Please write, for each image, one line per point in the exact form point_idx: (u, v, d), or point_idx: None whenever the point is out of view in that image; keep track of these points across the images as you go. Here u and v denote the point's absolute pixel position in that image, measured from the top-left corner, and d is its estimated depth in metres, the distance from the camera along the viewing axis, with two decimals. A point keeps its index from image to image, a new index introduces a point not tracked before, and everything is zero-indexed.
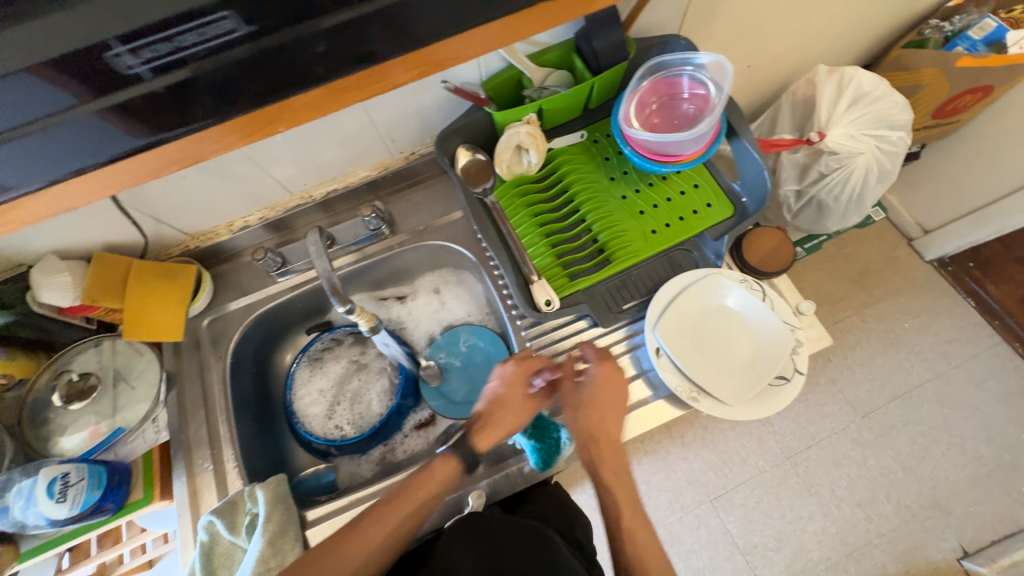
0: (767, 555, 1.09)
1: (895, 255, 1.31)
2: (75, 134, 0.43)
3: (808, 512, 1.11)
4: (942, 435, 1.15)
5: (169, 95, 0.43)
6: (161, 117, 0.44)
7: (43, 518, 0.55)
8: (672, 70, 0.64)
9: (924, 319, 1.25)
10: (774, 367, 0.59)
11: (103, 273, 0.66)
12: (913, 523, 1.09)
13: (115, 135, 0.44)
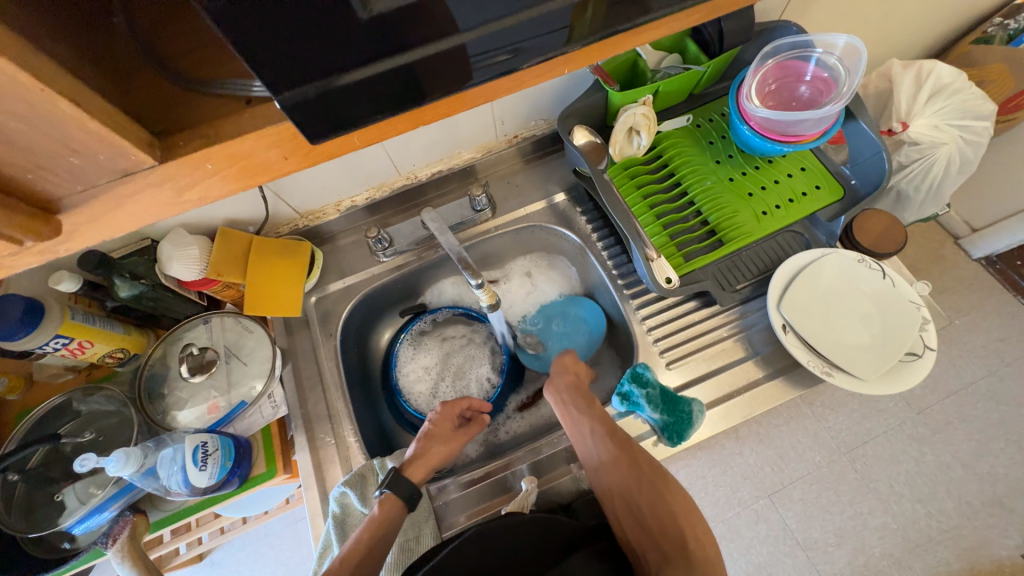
0: (828, 551, 0.95)
1: (940, 253, 1.21)
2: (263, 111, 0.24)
3: (869, 507, 0.97)
4: (1001, 431, 1.01)
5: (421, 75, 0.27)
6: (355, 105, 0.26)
7: (186, 485, 0.56)
8: (791, 54, 0.66)
9: (974, 317, 1.12)
10: (905, 343, 0.60)
11: (225, 247, 0.66)
12: (976, 520, 0.96)
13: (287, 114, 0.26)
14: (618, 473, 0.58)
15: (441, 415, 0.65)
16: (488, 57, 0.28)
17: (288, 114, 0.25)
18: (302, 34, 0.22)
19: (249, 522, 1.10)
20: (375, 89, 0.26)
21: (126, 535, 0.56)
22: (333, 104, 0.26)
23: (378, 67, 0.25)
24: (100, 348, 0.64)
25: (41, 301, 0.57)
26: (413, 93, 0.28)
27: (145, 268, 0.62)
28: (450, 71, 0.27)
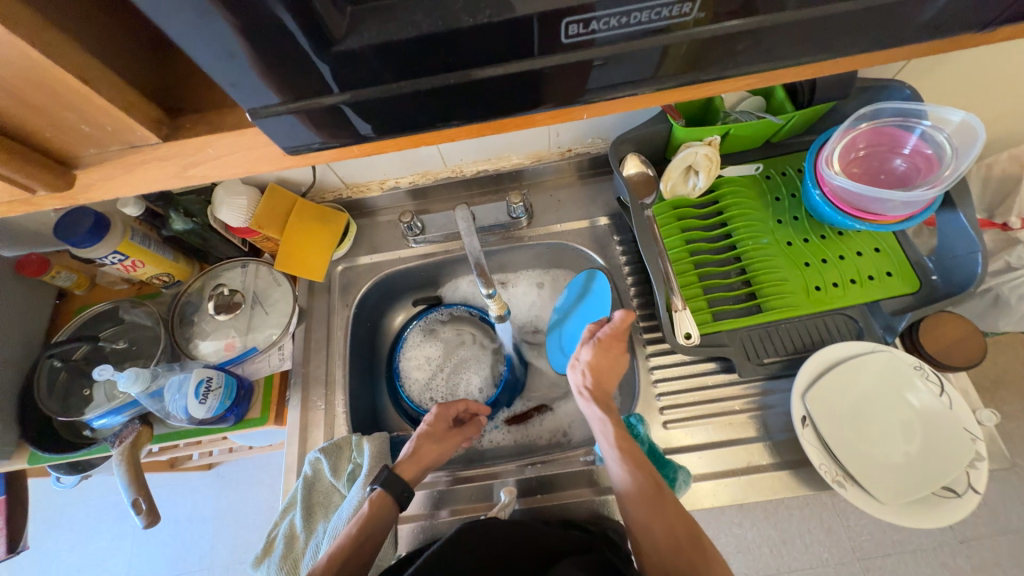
0: None
1: None
2: (282, 132, 0.29)
3: None
4: None
5: (440, 97, 0.28)
6: (373, 124, 0.29)
7: (185, 413, 0.60)
8: (893, 121, 0.59)
9: None
10: (943, 475, 0.52)
11: (271, 203, 0.71)
12: None
13: (310, 135, 0.30)
14: (634, 491, 0.51)
15: (434, 428, 0.64)
16: (464, 100, 0.28)
17: (266, 126, 0.28)
18: (285, 59, 0.25)
19: (252, 449, 1.19)
20: (411, 103, 0.28)
21: (131, 441, 0.62)
22: (312, 120, 0.28)
23: (351, 96, 0.27)
24: (150, 269, 0.70)
25: (108, 218, 0.63)
26: (393, 121, 0.29)
27: (198, 208, 0.68)
28: (477, 95, 0.28)
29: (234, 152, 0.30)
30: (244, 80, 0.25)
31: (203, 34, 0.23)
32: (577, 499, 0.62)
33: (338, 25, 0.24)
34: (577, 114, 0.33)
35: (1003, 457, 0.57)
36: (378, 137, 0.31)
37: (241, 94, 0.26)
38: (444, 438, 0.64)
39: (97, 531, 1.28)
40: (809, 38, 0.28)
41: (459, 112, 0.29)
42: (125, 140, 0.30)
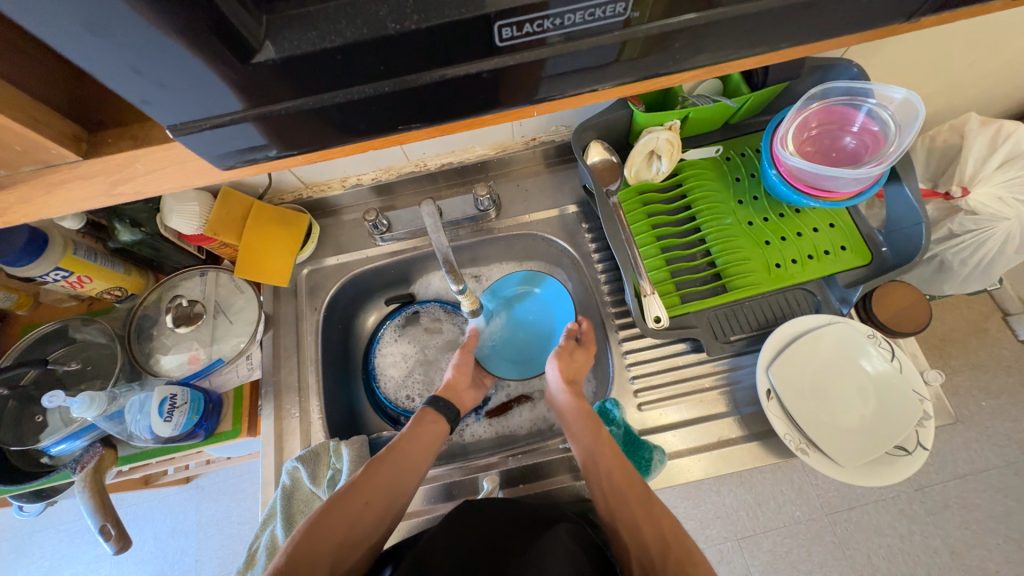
0: None
1: (983, 327, 1.08)
2: (214, 147, 0.27)
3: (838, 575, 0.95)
4: (1002, 527, 0.95)
5: (385, 103, 0.27)
6: (320, 132, 0.28)
7: (150, 433, 0.58)
8: (842, 100, 0.61)
9: (1006, 402, 1.02)
10: (894, 436, 0.55)
11: (226, 208, 0.67)
12: None
13: (244, 146, 0.28)
14: (611, 481, 0.56)
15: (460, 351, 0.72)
16: (406, 106, 0.28)
17: (193, 140, 0.26)
18: (200, 74, 0.23)
19: (230, 459, 1.16)
20: (355, 109, 0.27)
21: (93, 466, 0.60)
22: (244, 132, 0.27)
23: (285, 105, 0.26)
24: (99, 284, 0.66)
25: (45, 234, 0.59)
26: (332, 126, 0.28)
27: (145, 216, 0.64)
28: (419, 101, 0.27)
29: (166, 165, 0.29)
30: (158, 95, 0.23)
31: (105, 49, 0.21)
32: (562, 484, 0.64)
33: (255, 35, 0.23)
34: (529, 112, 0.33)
35: (948, 414, 0.61)
36: (324, 145, 0.30)
37: (157, 110, 0.25)
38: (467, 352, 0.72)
39: (72, 555, 1.23)
40: (745, 31, 0.28)
41: (411, 116, 0.29)
42: (42, 159, 0.27)
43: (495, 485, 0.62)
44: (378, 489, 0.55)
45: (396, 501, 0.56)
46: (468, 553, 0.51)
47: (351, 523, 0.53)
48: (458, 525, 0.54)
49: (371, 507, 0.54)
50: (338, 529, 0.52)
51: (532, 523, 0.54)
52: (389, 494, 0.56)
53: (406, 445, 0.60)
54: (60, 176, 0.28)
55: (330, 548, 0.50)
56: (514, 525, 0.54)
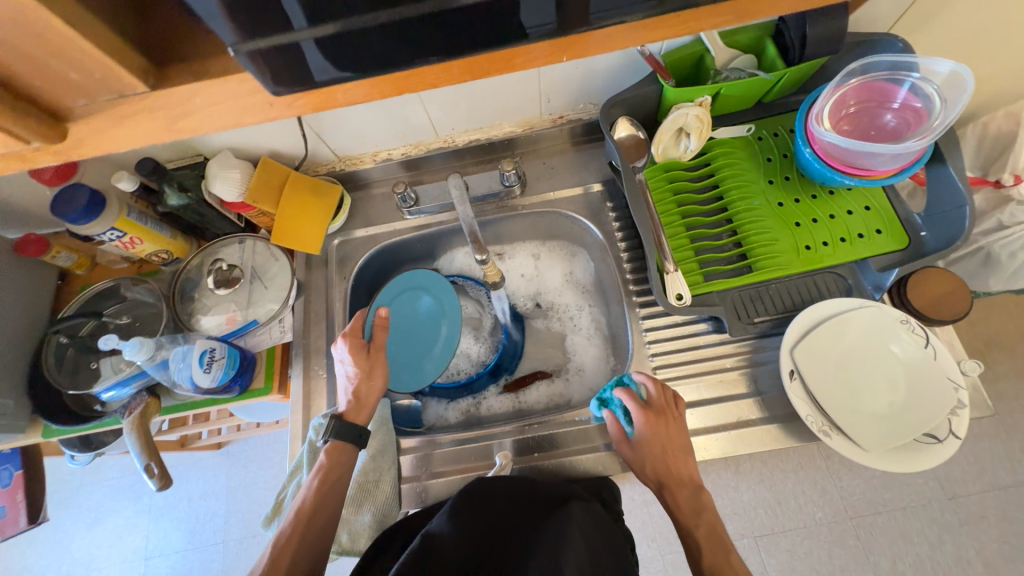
0: None
1: None
2: (265, 71, 0.28)
3: None
4: None
5: (430, 25, 0.27)
6: (367, 60, 0.28)
7: (191, 382, 0.62)
8: (884, 75, 0.59)
9: None
10: (925, 423, 0.53)
11: (266, 176, 0.71)
12: None
13: (293, 75, 0.28)
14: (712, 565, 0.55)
15: (363, 361, 0.62)
16: (450, 31, 0.27)
17: (247, 61, 0.27)
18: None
19: (260, 427, 1.22)
20: (402, 34, 0.27)
21: (139, 412, 0.64)
22: (296, 58, 0.27)
23: (333, 28, 0.26)
24: (148, 246, 0.71)
25: (103, 196, 0.64)
26: (377, 56, 0.28)
27: (192, 182, 0.68)
28: (463, 27, 0.27)
29: (216, 98, 0.30)
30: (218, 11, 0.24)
31: None
32: (576, 454, 0.65)
33: None
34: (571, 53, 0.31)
35: (985, 405, 0.59)
36: (367, 77, 0.29)
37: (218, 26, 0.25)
38: (371, 360, 0.63)
39: (113, 509, 1.32)
40: None
41: (453, 47, 0.28)
42: (111, 93, 0.29)
43: (507, 462, 0.63)
44: (306, 537, 0.55)
45: (329, 532, 0.57)
46: (483, 529, 0.52)
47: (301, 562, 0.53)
48: (475, 502, 0.55)
49: (315, 542, 0.55)
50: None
51: (546, 503, 0.56)
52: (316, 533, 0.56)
53: (330, 487, 0.58)
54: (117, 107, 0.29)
55: None
56: (526, 507, 0.55)
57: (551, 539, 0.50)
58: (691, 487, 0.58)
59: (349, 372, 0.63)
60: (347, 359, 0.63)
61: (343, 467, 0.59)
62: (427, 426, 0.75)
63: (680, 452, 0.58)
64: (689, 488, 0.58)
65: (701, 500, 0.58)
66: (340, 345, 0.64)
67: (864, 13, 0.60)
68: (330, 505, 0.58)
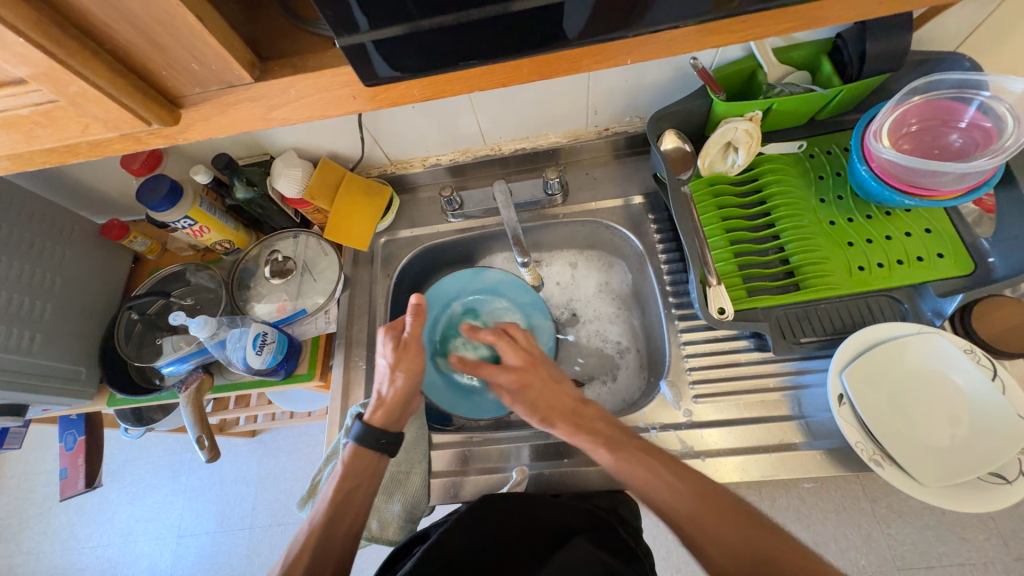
0: None
1: None
2: (363, 64, 0.31)
3: None
4: None
5: (506, 22, 0.29)
6: (447, 54, 0.31)
7: (243, 362, 0.66)
8: (949, 94, 0.57)
9: None
10: (992, 461, 0.49)
11: (324, 175, 0.76)
12: None
13: (382, 67, 0.31)
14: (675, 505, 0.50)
15: (399, 356, 0.62)
16: (523, 28, 0.30)
17: (353, 52, 0.30)
18: None
19: (293, 419, 1.26)
20: (480, 30, 0.30)
21: (194, 387, 0.69)
22: (390, 50, 0.30)
23: (415, 24, 0.29)
24: (214, 235, 0.77)
25: (181, 186, 0.70)
26: (456, 50, 0.31)
27: (259, 178, 0.74)
28: (536, 24, 0.30)
29: (308, 88, 0.34)
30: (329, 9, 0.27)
31: None
32: (594, 467, 0.64)
33: None
34: (630, 52, 0.33)
35: None
36: (442, 69, 0.32)
37: (332, 23, 0.28)
38: (406, 358, 0.62)
39: (153, 487, 1.40)
40: None
41: (523, 44, 0.31)
42: (218, 84, 0.33)
43: (522, 477, 0.62)
44: (324, 538, 0.55)
45: (347, 547, 0.56)
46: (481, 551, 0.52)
47: (316, 575, 0.52)
48: (481, 522, 0.54)
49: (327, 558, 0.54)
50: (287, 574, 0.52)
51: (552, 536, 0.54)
52: (330, 535, 0.55)
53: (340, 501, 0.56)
54: (229, 97, 0.34)
55: None
56: (533, 537, 0.54)
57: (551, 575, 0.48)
58: (572, 409, 0.59)
59: (384, 367, 0.62)
60: (387, 354, 0.63)
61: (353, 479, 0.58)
62: (456, 425, 0.75)
63: (526, 381, 0.61)
64: (571, 411, 0.58)
65: (585, 412, 0.58)
66: (382, 337, 0.64)
67: (927, 33, 0.59)
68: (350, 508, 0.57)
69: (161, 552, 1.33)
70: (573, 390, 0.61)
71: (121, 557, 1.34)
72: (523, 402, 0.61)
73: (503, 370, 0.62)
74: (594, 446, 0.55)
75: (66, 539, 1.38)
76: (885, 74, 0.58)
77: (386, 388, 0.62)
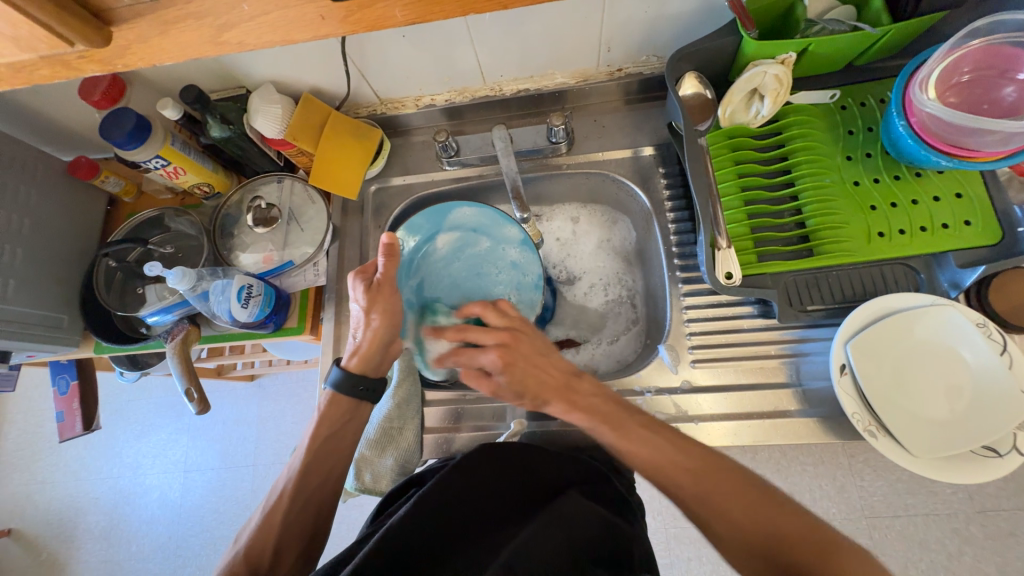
0: None
1: None
2: None
3: None
4: None
5: None
6: None
7: (229, 315, 0.63)
8: (1010, 39, 0.51)
9: None
10: (986, 436, 0.49)
11: (306, 114, 0.69)
12: None
13: None
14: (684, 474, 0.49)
15: (372, 299, 0.57)
16: None
17: None
18: None
19: (289, 365, 1.27)
20: None
21: (181, 338, 0.67)
22: None
23: None
24: (191, 178, 0.71)
25: (149, 122, 0.64)
26: None
27: (235, 115, 0.67)
28: None
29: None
30: None
31: None
32: (589, 427, 0.64)
33: None
34: None
35: None
36: None
37: None
38: (382, 299, 0.57)
39: (158, 425, 1.44)
40: None
41: None
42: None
43: (519, 429, 0.64)
44: (316, 482, 0.57)
45: (331, 487, 0.58)
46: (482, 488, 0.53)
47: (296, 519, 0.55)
48: (482, 466, 0.54)
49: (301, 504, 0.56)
50: (279, 514, 0.54)
51: (550, 488, 0.55)
52: (324, 481, 0.58)
53: (324, 442, 0.58)
54: (186, 14, 0.32)
55: (279, 522, 0.54)
56: (533, 486, 0.55)
57: (536, 530, 0.50)
58: (564, 384, 0.54)
59: (358, 312, 0.58)
60: (359, 298, 0.58)
61: (334, 424, 0.59)
62: (450, 381, 0.73)
63: (509, 361, 0.53)
64: (563, 385, 0.54)
65: (579, 386, 0.54)
66: (353, 280, 0.58)
67: None
68: (331, 460, 0.59)
69: (170, 484, 1.39)
70: (562, 362, 0.55)
71: (132, 488, 1.40)
72: (511, 383, 0.53)
73: (487, 343, 0.54)
74: (593, 422, 0.52)
75: (77, 470, 1.44)
76: (942, 12, 0.51)
77: (359, 333, 0.59)
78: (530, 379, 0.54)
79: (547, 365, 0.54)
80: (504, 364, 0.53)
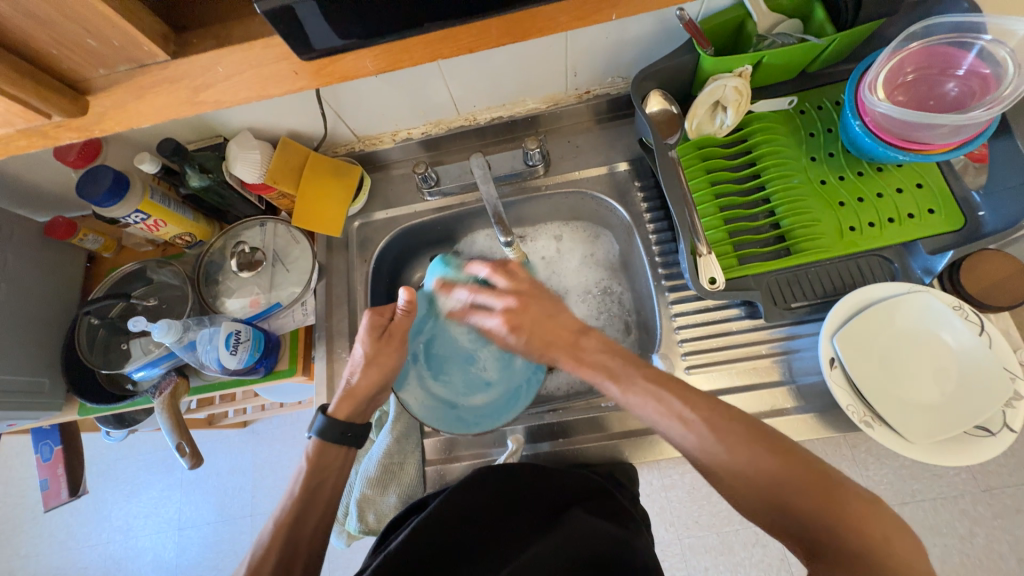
0: None
1: None
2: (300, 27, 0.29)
3: None
4: None
5: None
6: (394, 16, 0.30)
7: (217, 363, 0.62)
8: (947, 39, 0.55)
9: None
10: (976, 416, 0.50)
11: (285, 157, 0.70)
12: None
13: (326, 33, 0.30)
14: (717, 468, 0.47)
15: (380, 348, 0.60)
16: None
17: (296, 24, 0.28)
18: None
19: (283, 407, 1.24)
20: None
21: (169, 392, 0.66)
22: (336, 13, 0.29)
23: None
24: (172, 229, 0.71)
25: (127, 177, 0.64)
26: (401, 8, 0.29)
27: (213, 164, 0.67)
28: None
29: (252, 52, 0.33)
30: None
31: None
32: (592, 444, 0.64)
33: None
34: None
35: None
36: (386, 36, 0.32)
37: None
38: (387, 348, 0.61)
39: (148, 483, 1.38)
40: None
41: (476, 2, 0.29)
42: (150, 63, 0.33)
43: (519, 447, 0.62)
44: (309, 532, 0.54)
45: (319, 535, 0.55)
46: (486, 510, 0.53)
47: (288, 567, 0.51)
48: (482, 492, 0.53)
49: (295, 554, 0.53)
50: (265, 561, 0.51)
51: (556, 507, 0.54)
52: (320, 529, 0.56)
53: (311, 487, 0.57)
54: (163, 78, 0.33)
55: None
56: (540, 507, 0.54)
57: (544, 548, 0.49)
58: (571, 341, 0.56)
59: (358, 355, 0.60)
60: (364, 342, 0.60)
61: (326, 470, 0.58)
62: None
63: (516, 322, 0.58)
64: (572, 343, 0.56)
65: (586, 343, 0.56)
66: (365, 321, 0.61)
67: None
68: (321, 504, 0.57)
69: (164, 544, 1.33)
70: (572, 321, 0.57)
71: (124, 552, 1.34)
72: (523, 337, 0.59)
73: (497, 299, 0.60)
74: (600, 377, 0.53)
75: (65, 539, 1.37)
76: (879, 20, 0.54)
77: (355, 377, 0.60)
78: (540, 330, 0.58)
79: (551, 318, 0.58)
80: (510, 325, 0.58)
